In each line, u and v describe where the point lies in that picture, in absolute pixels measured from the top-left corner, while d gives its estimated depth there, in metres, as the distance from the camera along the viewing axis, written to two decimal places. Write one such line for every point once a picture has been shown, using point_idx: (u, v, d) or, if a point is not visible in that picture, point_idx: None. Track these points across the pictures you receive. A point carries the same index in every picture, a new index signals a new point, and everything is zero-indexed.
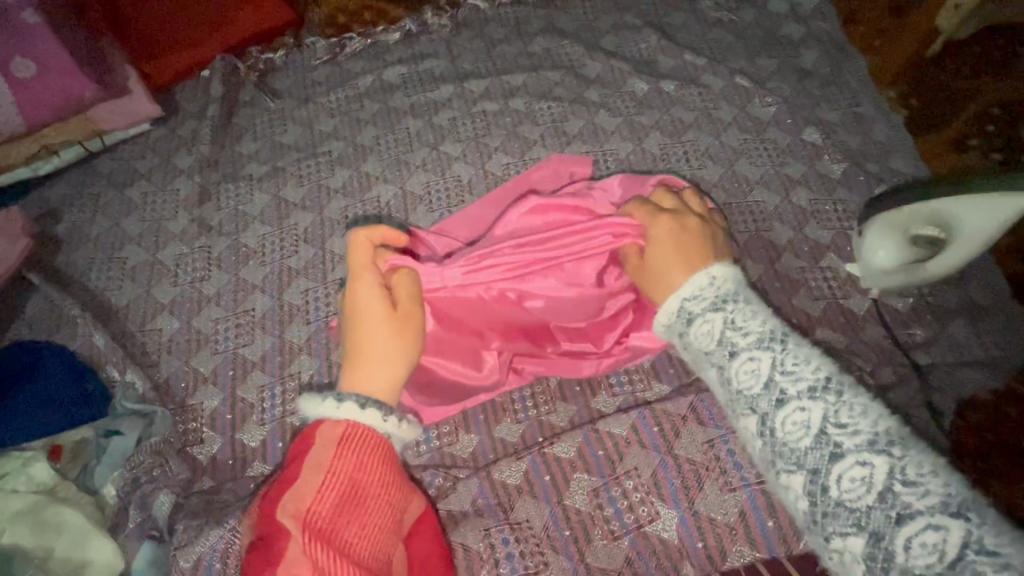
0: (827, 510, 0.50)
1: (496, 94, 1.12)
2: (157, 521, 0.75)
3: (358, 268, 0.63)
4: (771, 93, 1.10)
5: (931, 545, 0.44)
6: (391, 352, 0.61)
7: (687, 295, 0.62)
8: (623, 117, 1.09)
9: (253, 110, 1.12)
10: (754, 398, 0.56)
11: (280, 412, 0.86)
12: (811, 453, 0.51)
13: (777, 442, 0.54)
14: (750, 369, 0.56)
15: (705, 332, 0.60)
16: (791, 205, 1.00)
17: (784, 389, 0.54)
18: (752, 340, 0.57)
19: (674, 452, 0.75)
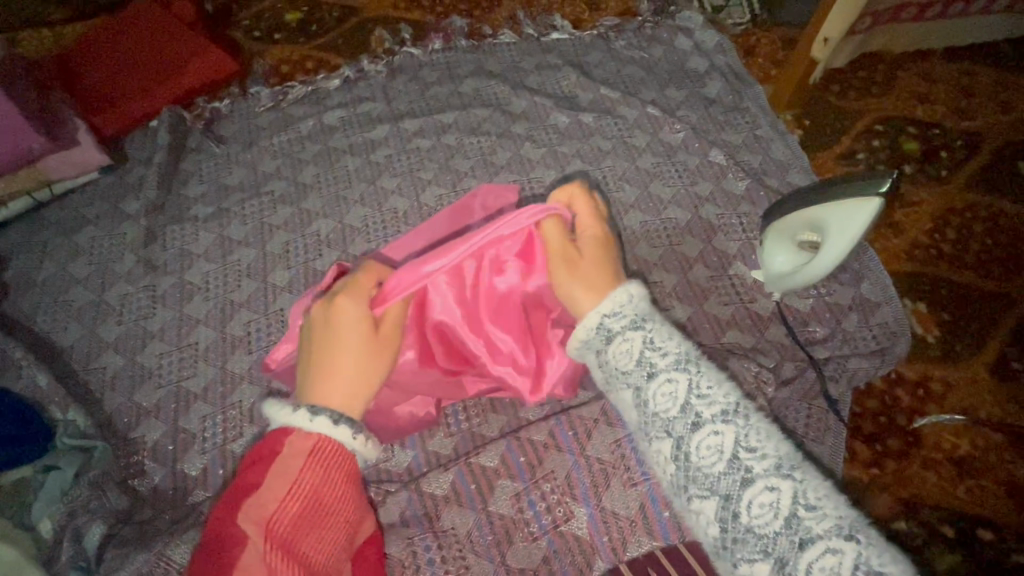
0: (736, 536, 0.51)
1: (429, 132, 1.21)
2: (88, 552, 0.77)
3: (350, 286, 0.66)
4: (680, 121, 1.21)
5: (829, 569, 0.46)
6: (356, 368, 0.62)
7: (607, 312, 0.60)
8: (547, 148, 1.19)
9: (199, 156, 1.18)
10: (671, 422, 0.56)
11: (221, 440, 0.89)
12: (725, 478, 0.52)
13: (692, 467, 0.54)
14: (669, 397, 0.56)
15: (627, 355, 0.58)
16: (701, 220, 1.10)
17: (699, 412, 0.55)
18: (670, 371, 0.57)
19: (586, 453, 0.79)
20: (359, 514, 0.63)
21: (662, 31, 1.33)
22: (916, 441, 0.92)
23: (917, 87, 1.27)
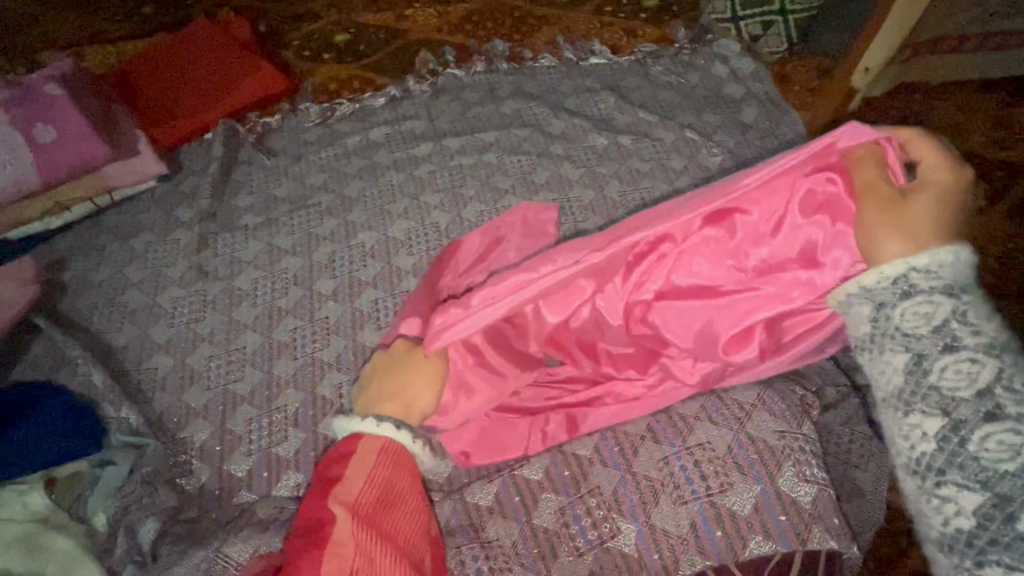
0: (973, 474, 0.51)
1: (471, 149, 1.24)
2: (142, 546, 0.80)
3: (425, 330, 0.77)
4: (717, 145, 1.23)
5: None
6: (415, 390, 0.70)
7: (915, 265, 0.55)
8: (585, 168, 1.22)
9: (250, 167, 1.23)
10: (927, 358, 0.54)
11: (267, 444, 0.91)
12: (971, 413, 0.52)
13: (936, 397, 0.54)
14: (956, 350, 0.54)
15: (918, 310, 0.55)
16: None
17: (955, 342, 0.54)
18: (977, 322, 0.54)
19: (633, 469, 0.79)
20: (421, 506, 0.72)
21: (699, 58, 1.37)
22: None
23: (955, 117, 1.28)
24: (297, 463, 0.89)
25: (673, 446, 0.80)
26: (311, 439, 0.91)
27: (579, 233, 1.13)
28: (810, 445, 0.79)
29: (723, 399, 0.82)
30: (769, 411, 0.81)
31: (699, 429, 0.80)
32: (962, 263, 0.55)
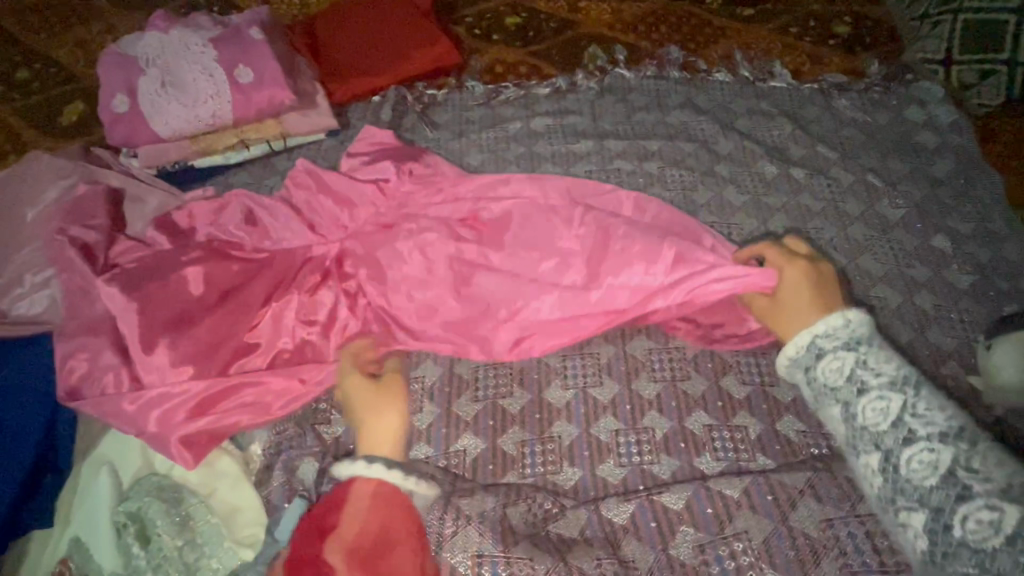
0: (948, 550, 0.59)
1: (631, 155, 1.21)
2: (302, 484, 0.82)
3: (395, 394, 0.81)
4: (901, 197, 1.13)
5: (986, 521, 0.57)
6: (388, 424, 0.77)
7: (821, 333, 0.73)
8: (750, 196, 1.15)
9: (413, 136, 1.25)
10: (879, 434, 0.66)
11: (402, 410, 0.93)
12: (937, 491, 0.60)
13: (900, 479, 0.63)
14: (876, 400, 0.67)
15: (835, 367, 0.70)
16: (914, 306, 1.02)
17: (915, 429, 0.64)
18: (884, 375, 0.68)
19: (790, 523, 0.74)
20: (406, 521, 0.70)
21: (891, 98, 1.26)
22: None
23: None
24: (428, 435, 0.91)
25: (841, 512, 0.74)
26: (444, 415, 0.92)
27: None
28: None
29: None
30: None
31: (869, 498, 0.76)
32: (862, 330, 0.72)
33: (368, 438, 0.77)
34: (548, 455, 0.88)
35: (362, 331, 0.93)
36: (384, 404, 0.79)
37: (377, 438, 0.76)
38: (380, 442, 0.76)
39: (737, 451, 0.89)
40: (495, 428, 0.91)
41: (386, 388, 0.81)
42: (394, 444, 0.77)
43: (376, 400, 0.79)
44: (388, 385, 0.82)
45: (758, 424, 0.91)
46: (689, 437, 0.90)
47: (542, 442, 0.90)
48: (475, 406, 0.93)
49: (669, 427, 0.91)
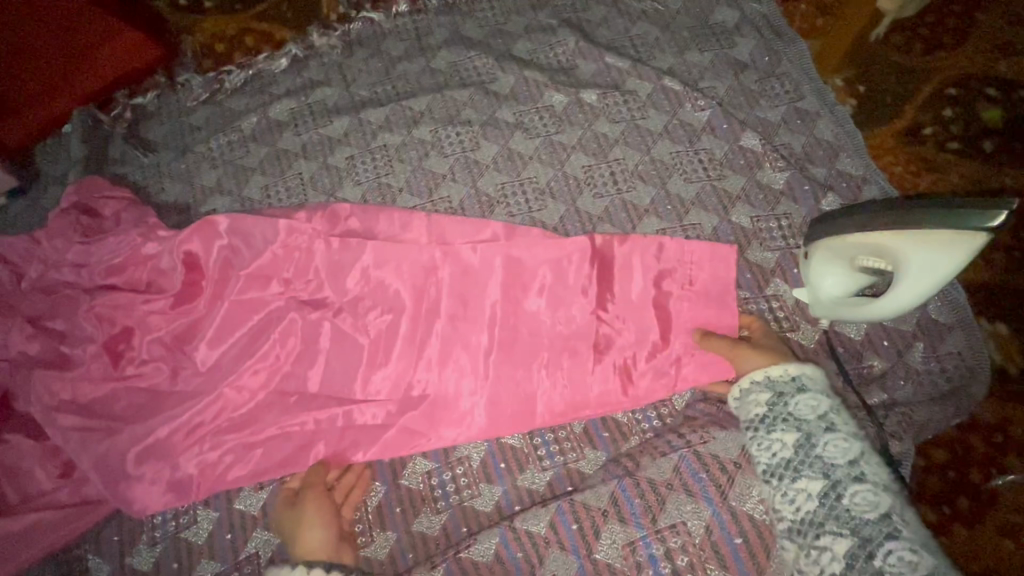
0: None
1: (397, 123, 0.99)
2: None
3: (320, 489, 0.75)
4: (704, 95, 0.99)
5: (905, 559, 0.52)
6: (315, 514, 0.72)
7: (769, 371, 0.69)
8: (541, 138, 0.98)
9: (125, 168, 0.98)
10: (830, 465, 0.60)
11: (173, 528, 0.77)
12: (872, 525, 0.55)
13: (839, 509, 0.57)
14: (835, 440, 0.61)
15: (812, 404, 0.64)
16: (731, 225, 0.91)
17: (857, 474, 0.59)
18: (842, 421, 0.63)
19: (594, 556, 0.67)
20: None
21: None
22: (985, 487, 0.80)
23: (998, 36, 1.04)
24: (211, 548, 0.76)
25: (642, 528, 0.67)
26: (226, 517, 0.77)
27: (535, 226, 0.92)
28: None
29: (704, 461, 0.70)
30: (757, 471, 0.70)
31: (672, 500, 0.68)
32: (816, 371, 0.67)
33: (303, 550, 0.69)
34: (356, 526, 0.77)
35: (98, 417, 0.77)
36: (307, 520, 0.72)
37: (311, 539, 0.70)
38: (317, 542, 0.70)
39: (564, 452, 0.79)
40: None
41: (297, 504, 0.74)
42: (335, 547, 0.70)
43: (296, 524, 0.72)
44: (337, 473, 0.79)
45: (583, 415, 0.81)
46: (510, 454, 0.79)
47: None
48: (261, 494, 0.79)
49: (486, 446, 0.80)
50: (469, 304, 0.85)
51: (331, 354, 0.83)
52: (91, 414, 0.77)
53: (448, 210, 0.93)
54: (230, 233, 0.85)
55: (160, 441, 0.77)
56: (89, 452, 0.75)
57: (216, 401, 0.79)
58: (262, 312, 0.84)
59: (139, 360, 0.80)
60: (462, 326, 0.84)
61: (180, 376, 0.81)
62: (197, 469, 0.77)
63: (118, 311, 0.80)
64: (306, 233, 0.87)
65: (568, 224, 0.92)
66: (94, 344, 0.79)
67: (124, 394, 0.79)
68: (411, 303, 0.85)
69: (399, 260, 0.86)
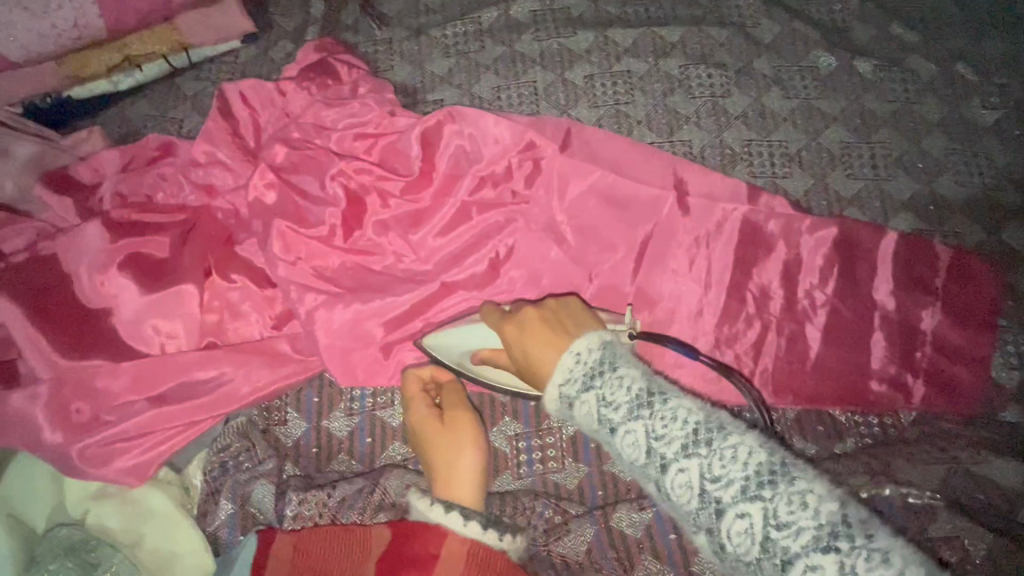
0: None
1: (645, 50, 0.92)
2: (261, 515, 0.69)
3: (464, 423, 0.66)
4: (996, 92, 0.87)
5: None
6: (461, 455, 0.63)
7: (561, 380, 0.55)
8: (800, 100, 0.89)
9: (357, 37, 0.95)
10: (692, 511, 0.47)
11: (370, 405, 0.78)
12: (764, 562, 0.43)
13: (731, 558, 0.45)
14: (678, 475, 0.47)
15: (631, 444, 0.50)
16: (1000, 244, 0.81)
17: (786, 546, 0.43)
18: (677, 439, 0.48)
19: None
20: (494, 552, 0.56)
21: None
22: None
23: None
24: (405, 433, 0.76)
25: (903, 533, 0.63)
26: None
27: (778, 193, 0.85)
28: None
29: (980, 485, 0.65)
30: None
31: (945, 513, 0.63)
32: (631, 376, 0.52)
33: (446, 475, 0.63)
34: (548, 449, 0.75)
35: (325, 280, 0.78)
36: (456, 440, 0.65)
37: (455, 462, 0.63)
38: (463, 485, 0.62)
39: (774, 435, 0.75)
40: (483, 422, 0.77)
41: (439, 434, 0.66)
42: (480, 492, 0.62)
43: (441, 441, 0.65)
44: (564, 309, 0.62)
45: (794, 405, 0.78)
46: None
47: (539, 436, 0.76)
48: None
49: None
50: (700, 267, 0.81)
51: (551, 278, 0.81)
52: (320, 276, 0.78)
53: (687, 155, 0.87)
54: (469, 130, 0.83)
55: (379, 317, 0.78)
56: (311, 309, 0.77)
57: (434, 293, 0.79)
58: (489, 220, 0.82)
59: (367, 237, 0.80)
60: (684, 280, 0.81)
61: (404, 261, 0.81)
62: (406, 355, 0.78)
63: (359, 183, 0.80)
64: (543, 147, 0.84)
65: (813, 200, 0.85)
66: (333, 210, 0.79)
67: (349, 263, 0.79)
68: (636, 245, 0.82)
69: (633, 198, 0.83)
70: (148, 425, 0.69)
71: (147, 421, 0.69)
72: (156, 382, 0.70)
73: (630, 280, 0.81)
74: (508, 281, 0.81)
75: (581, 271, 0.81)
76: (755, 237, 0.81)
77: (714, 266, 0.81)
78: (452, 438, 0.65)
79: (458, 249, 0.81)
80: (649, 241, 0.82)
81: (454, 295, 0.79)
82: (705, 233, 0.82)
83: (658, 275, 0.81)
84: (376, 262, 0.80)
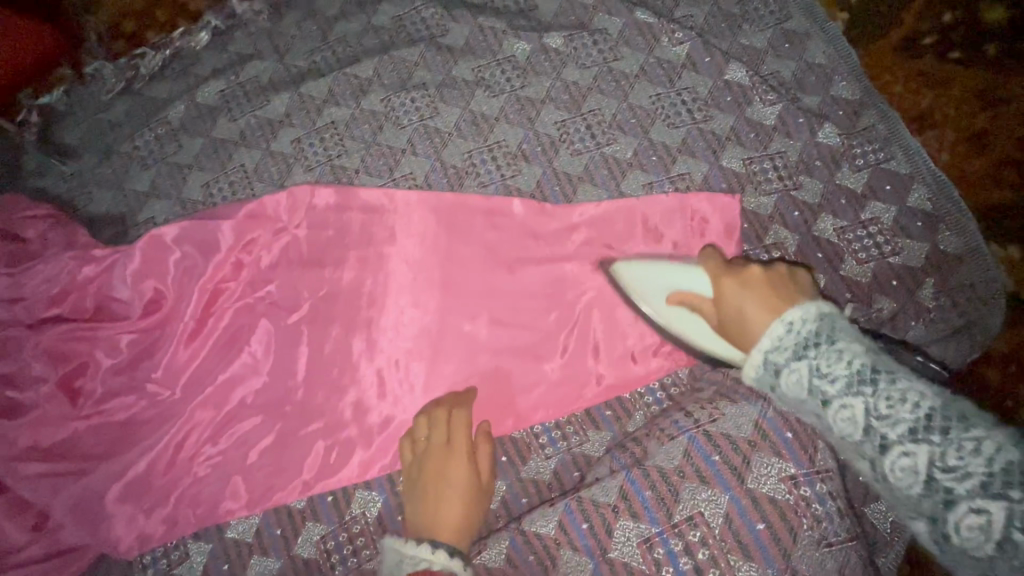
0: (959, 557, 0.48)
1: (343, 96, 0.88)
2: None
3: (459, 447, 0.68)
4: (682, 25, 0.89)
5: (907, 468, 0.48)
6: (453, 490, 0.66)
7: (769, 346, 0.57)
8: (507, 94, 0.88)
9: (43, 181, 0.87)
10: (858, 444, 0.52)
11: (165, 565, 0.73)
12: (924, 499, 0.48)
13: (893, 487, 0.50)
14: (841, 410, 0.52)
15: (795, 384, 0.54)
16: (723, 171, 0.83)
17: (949, 487, 0.46)
18: (840, 379, 0.52)
19: (609, 555, 0.62)
20: None
21: None
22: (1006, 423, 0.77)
23: None
24: None
25: (656, 523, 0.62)
26: (220, 549, 0.74)
27: (510, 194, 0.84)
28: (831, 501, 0.61)
29: (714, 444, 0.64)
30: (773, 448, 0.63)
31: (686, 489, 0.63)
32: (812, 332, 0.55)
33: (436, 514, 0.65)
34: (359, 539, 0.73)
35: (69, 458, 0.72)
36: (450, 474, 0.67)
37: (454, 508, 0.65)
38: (450, 519, 0.64)
39: (567, 438, 0.75)
40: (286, 536, 0.74)
41: (438, 467, 0.67)
42: (465, 519, 0.65)
43: (439, 467, 0.68)
44: (781, 274, 0.62)
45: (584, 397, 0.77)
46: (511, 446, 0.76)
47: (347, 528, 0.74)
48: (253, 518, 0.74)
49: None
50: (467, 289, 0.80)
51: (314, 361, 0.78)
52: (61, 455, 0.72)
53: (413, 188, 0.84)
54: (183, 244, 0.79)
55: (147, 471, 0.73)
56: (60, 497, 0.71)
57: (192, 424, 0.75)
58: (236, 327, 0.78)
59: (99, 395, 0.74)
60: (446, 314, 0.79)
61: (151, 405, 0.75)
62: (186, 500, 0.73)
63: (71, 345, 0.74)
64: (265, 233, 0.81)
65: (546, 189, 0.84)
66: (50, 383, 0.72)
67: (89, 431, 0.73)
68: (390, 303, 0.80)
69: (375, 265, 0.81)
70: None
71: None
72: None
73: (399, 328, 0.79)
74: (275, 380, 0.77)
75: (345, 339, 0.79)
76: (502, 251, 0.81)
77: (476, 284, 0.80)
78: (459, 471, 0.67)
79: (209, 371, 0.77)
80: (405, 286, 0.80)
81: (223, 418, 0.76)
82: (457, 254, 0.81)
83: (426, 315, 0.79)
84: (118, 418, 0.74)
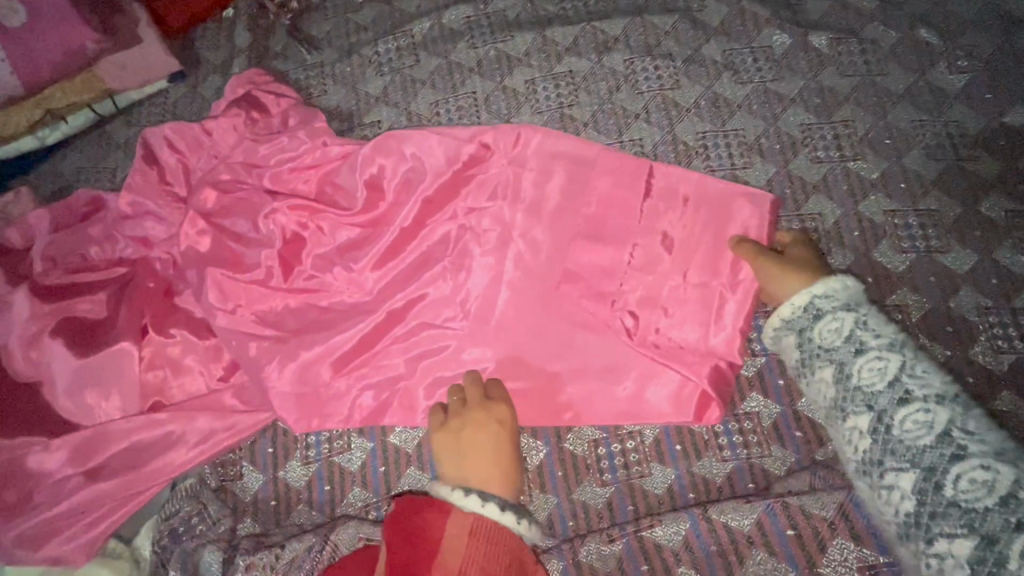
0: (936, 509, 0.47)
1: (587, 48, 0.87)
2: None
3: (490, 410, 0.66)
4: (965, 55, 0.82)
5: (920, 421, 0.50)
6: (483, 447, 0.64)
7: (819, 294, 0.58)
8: (754, 84, 0.84)
9: (286, 65, 0.91)
10: (871, 394, 0.53)
11: (325, 451, 0.75)
12: (930, 451, 0.49)
13: (892, 441, 0.51)
14: (872, 360, 0.54)
15: (833, 329, 0.57)
16: (979, 217, 0.76)
17: (963, 445, 0.48)
18: (882, 337, 0.55)
19: (816, 568, 0.63)
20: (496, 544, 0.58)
21: None
22: None
23: None
24: (364, 477, 0.74)
25: (883, 551, 0.62)
26: (380, 450, 0.75)
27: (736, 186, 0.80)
28: None
29: None
30: None
31: None
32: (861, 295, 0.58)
33: (470, 473, 0.63)
34: None
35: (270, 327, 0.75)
36: (483, 432, 0.65)
37: (487, 460, 0.63)
38: (487, 478, 0.63)
39: (750, 446, 0.71)
40: None
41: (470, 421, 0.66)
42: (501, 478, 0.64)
43: (472, 426, 0.65)
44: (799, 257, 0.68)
45: (774, 408, 0.72)
46: (687, 437, 0.72)
47: None
48: (416, 432, 0.75)
49: (662, 425, 0.73)
50: (672, 268, 0.75)
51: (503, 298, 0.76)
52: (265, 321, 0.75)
53: (639, 155, 0.82)
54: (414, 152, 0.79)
55: (329, 358, 0.74)
56: (253, 358, 0.73)
57: (379, 325, 0.75)
58: (439, 245, 0.78)
59: (307, 274, 0.77)
60: (645, 286, 0.75)
61: (348, 298, 0.77)
62: (358, 395, 0.75)
63: (295, 221, 0.76)
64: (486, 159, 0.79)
65: (777, 189, 0.80)
66: (272, 252, 0.76)
67: (290, 306, 0.76)
68: (587, 260, 0.76)
69: (580, 219, 0.77)
70: (89, 501, 0.68)
71: (86, 500, 0.68)
72: (92, 455, 0.69)
73: (593, 288, 0.75)
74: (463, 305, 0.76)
75: (538, 284, 0.76)
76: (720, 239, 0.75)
77: (684, 266, 0.75)
78: (487, 434, 0.65)
79: (403, 279, 0.77)
80: (608, 248, 0.76)
81: (407, 329, 0.76)
82: (671, 229, 0.76)
83: (624, 283, 0.75)
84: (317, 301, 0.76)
